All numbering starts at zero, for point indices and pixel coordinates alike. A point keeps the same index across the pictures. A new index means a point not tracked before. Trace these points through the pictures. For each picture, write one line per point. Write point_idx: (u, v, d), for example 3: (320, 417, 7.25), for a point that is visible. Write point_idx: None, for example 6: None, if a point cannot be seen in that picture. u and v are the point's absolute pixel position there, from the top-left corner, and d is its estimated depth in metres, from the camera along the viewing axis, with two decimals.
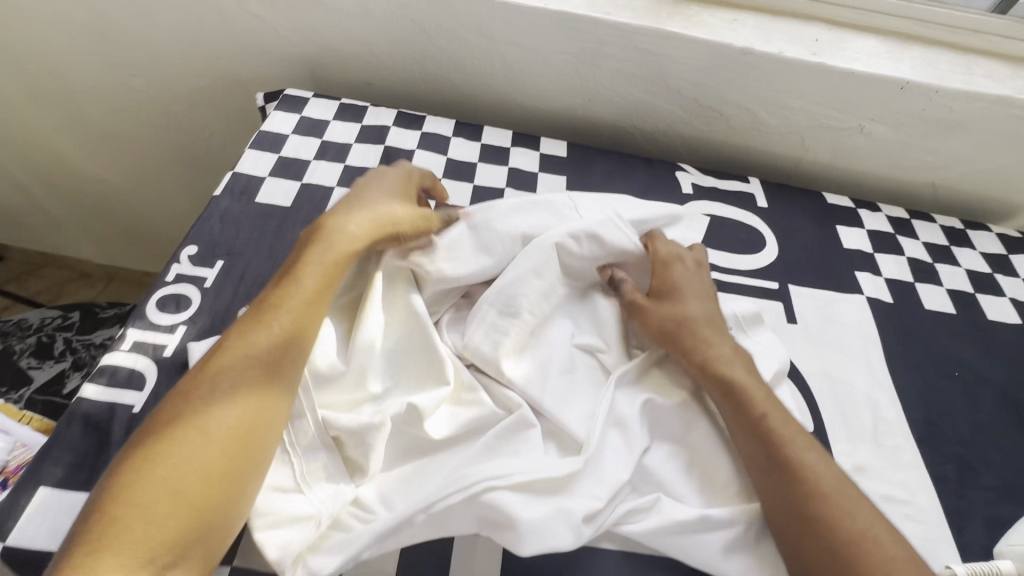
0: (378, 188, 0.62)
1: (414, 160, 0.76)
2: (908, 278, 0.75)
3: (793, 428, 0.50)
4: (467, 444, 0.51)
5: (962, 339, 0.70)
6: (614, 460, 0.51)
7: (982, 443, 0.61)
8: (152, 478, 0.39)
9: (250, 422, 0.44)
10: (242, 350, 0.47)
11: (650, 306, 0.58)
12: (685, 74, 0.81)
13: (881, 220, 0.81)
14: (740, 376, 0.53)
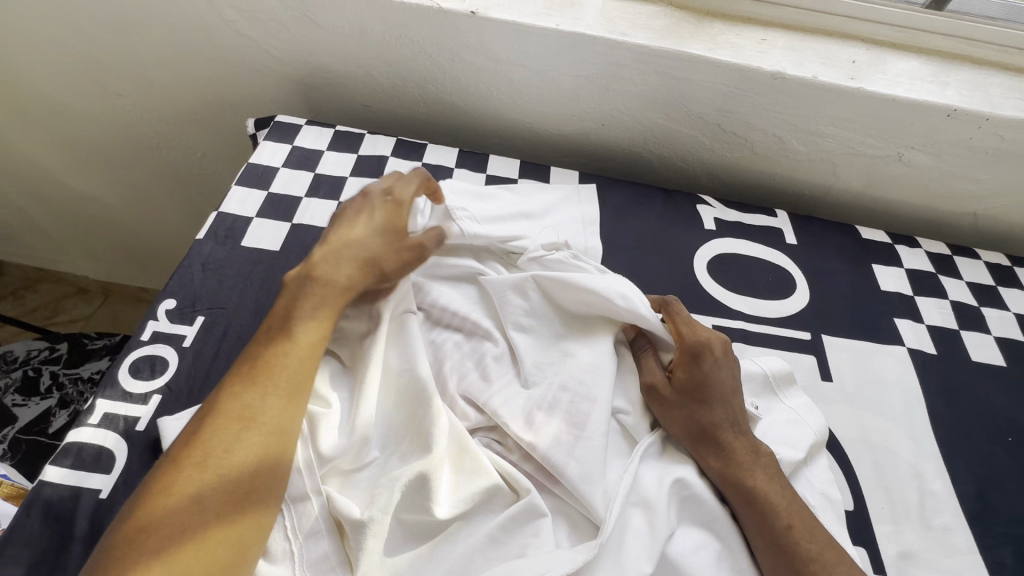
0: (357, 216, 0.58)
1: None
2: (953, 325, 0.69)
3: (820, 540, 0.46)
4: (471, 526, 0.46)
5: (1014, 396, 0.64)
6: (636, 548, 0.45)
7: None
8: (146, 553, 0.37)
9: (248, 488, 0.41)
10: (235, 410, 0.44)
11: (672, 400, 0.52)
12: (708, 99, 0.74)
13: (920, 258, 0.75)
14: (765, 485, 0.48)
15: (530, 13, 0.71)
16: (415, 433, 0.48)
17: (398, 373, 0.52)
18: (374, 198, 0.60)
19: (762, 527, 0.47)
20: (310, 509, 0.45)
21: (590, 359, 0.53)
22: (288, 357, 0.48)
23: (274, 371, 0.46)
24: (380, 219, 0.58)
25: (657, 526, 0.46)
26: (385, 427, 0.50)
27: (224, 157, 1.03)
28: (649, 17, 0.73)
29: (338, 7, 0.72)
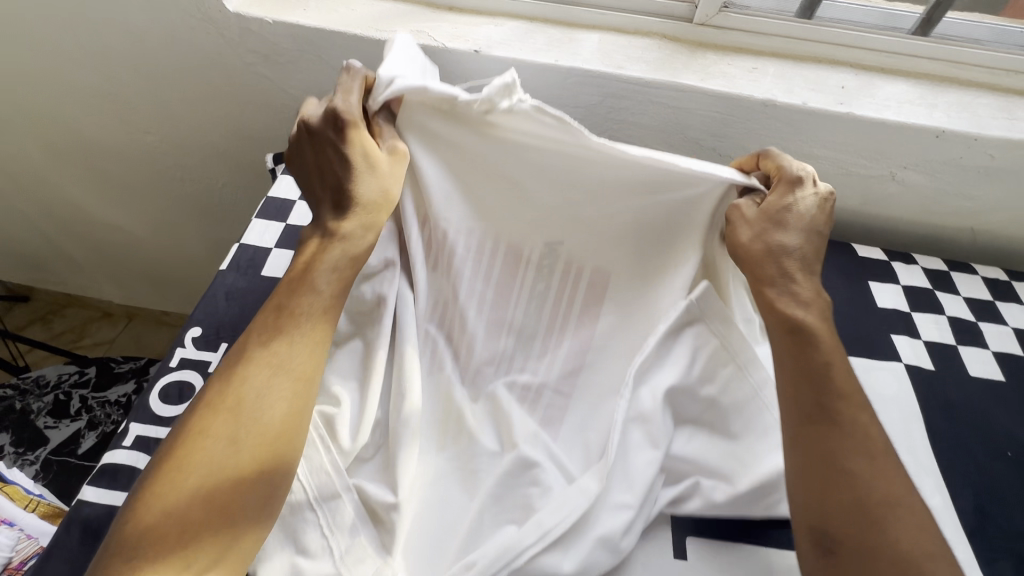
0: (331, 147, 0.56)
1: None
2: (950, 340, 0.70)
3: (852, 386, 0.51)
4: (480, 480, 0.53)
5: (1013, 410, 0.64)
6: (641, 458, 0.53)
7: None
8: (188, 485, 0.42)
9: (274, 432, 0.46)
10: (264, 362, 0.48)
11: (750, 222, 0.55)
12: (703, 126, 0.77)
13: (916, 274, 0.77)
14: (810, 321, 0.53)
15: (530, 50, 0.75)
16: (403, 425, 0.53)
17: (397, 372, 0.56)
18: (332, 119, 0.56)
19: (793, 338, 0.53)
20: (342, 505, 0.50)
21: (587, 280, 0.60)
22: (306, 313, 0.51)
23: (294, 325, 0.50)
24: (351, 146, 0.55)
25: (656, 435, 0.53)
26: (381, 424, 0.55)
27: (244, 186, 1.08)
28: (644, 50, 0.77)
29: (350, 49, 0.77)
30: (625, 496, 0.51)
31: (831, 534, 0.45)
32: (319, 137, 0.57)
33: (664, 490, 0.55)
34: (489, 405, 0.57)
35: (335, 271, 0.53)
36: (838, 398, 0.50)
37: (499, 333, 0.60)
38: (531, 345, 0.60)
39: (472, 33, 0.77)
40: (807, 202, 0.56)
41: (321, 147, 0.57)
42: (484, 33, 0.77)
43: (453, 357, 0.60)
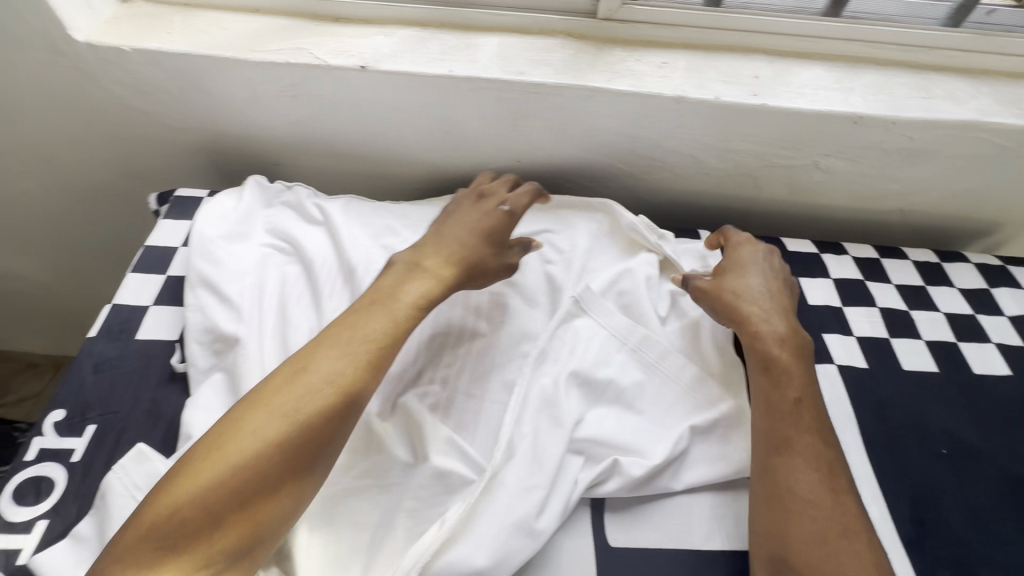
0: (469, 218, 0.64)
1: (311, 245, 0.67)
2: (882, 332, 0.68)
3: (809, 422, 0.54)
4: (382, 495, 0.51)
5: (948, 403, 0.62)
6: (549, 437, 0.54)
7: (981, 538, 0.53)
8: (213, 496, 0.41)
9: (301, 460, 0.44)
10: (308, 378, 0.47)
11: (718, 284, 0.64)
12: (617, 128, 0.73)
13: (847, 264, 0.74)
14: (784, 357, 0.58)
15: (422, 61, 0.69)
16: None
17: None
18: (495, 202, 0.67)
19: (766, 373, 0.57)
20: None
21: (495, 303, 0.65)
22: (367, 336, 0.51)
23: (351, 344, 0.50)
24: (495, 223, 0.64)
25: (562, 417, 0.55)
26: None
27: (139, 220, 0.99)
28: (547, 51, 0.71)
29: (223, 73, 0.69)
30: (533, 477, 0.51)
31: (789, 558, 0.47)
32: (472, 205, 0.67)
33: (583, 472, 0.54)
34: (402, 417, 0.55)
35: (411, 311, 0.55)
36: (795, 427, 0.53)
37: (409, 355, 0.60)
38: (440, 354, 0.60)
39: (359, 46, 0.70)
40: (754, 258, 0.67)
41: (466, 212, 0.66)
42: (371, 46, 0.70)
43: None
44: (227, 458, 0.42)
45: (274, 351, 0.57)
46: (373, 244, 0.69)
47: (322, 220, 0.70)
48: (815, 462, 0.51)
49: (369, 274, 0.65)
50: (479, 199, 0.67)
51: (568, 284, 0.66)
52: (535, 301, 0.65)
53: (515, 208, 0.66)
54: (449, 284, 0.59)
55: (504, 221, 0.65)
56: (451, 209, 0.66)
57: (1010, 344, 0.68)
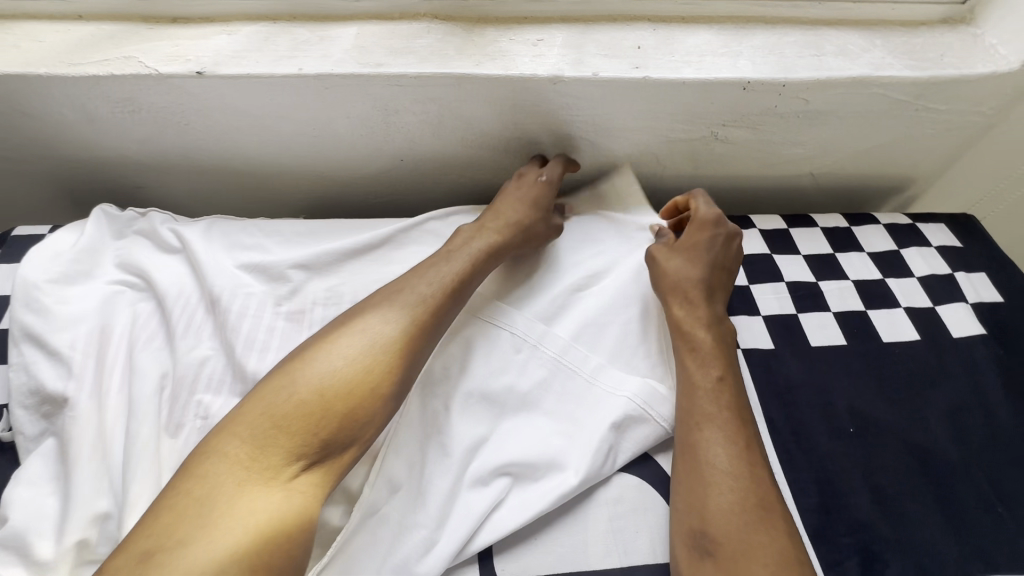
0: (516, 191, 0.66)
1: (167, 277, 0.61)
2: (790, 308, 0.65)
3: (727, 402, 0.52)
4: None
5: (855, 377, 0.60)
6: (435, 470, 0.50)
7: (887, 519, 0.51)
8: (279, 429, 0.43)
9: (393, 372, 0.47)
10: (396, 306, 0.51)
11: (665, 255, 0.61)
12: (498, 116, 0.67)
13: (754, 238, 0.71)
14: (710, 340, 0.56)
15: (268, 61, 0.62)
16: (125, 520, 0.45)
17: (120, 443, 0.49)
18: (532, 174, 0.68)
19: (692, 354, 0.55)
20: None
21: None
22: (448, 271, 0.55)
23: (433, 275, 0.54)
24: (536, 190, 0.66)
25: (448, 445, 0.51)
26: (112, 519, 0.45)
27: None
28: (411, 38, 0.65)
29: (43, 93, 0.61)
30: (415, 515, 0.47)
31: (710, 534, 0.45)
32: (515, 180, 0.68)
33: (478, 497, 0.49)
34: None
35: (474, 260, 0.57)
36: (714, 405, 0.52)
37: None
38: None
39: (196, 49, 0.63)
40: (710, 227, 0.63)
41: (512, 185, 0.67)
42: (211, 47, 0.63)
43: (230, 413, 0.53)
44: (296, 394, 0.44)
45: (117, 405, 0.51)
46: (242, 267, 0.62)
47: (179, 247, 0.63)
48: (733, 436, 0.50)
49: (236, 301, 0.59)
50: (519, 174, 0.69)
51: None
52: None
53: (553, 177, 0.68)
54: (506, 245, 0.60)
55: (546, 190, 0.67)
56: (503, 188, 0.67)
57: (918, 307, 0.66)
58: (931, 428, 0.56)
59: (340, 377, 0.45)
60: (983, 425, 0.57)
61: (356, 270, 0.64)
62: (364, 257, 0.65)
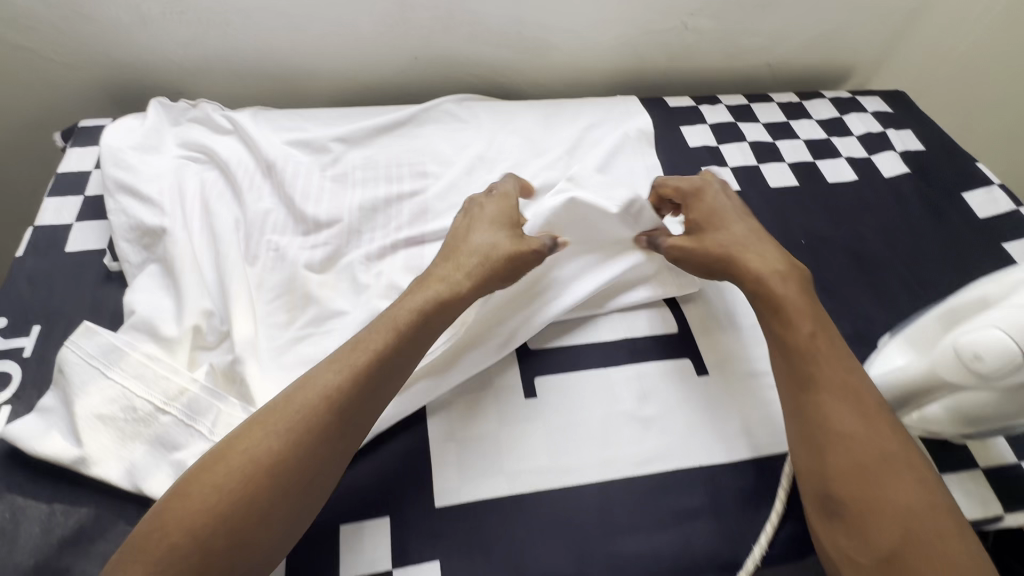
0: (474, 214, 0.59)
1: (226, 150, 0.71)
2: (752, 161, 0.78)
3: (836, 357, 0.50)
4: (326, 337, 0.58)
5: (807, 207, 0.73)
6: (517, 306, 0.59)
7: (832, 300, 0.65)
8: (186, 538, 0.39)
9: (317, 441, 0.44)
10: (333, 364, 0.47)
11: (699, 240, 0.58)
12: (499, 11, 0.78)
13: (721, 111, 0.83)
14: (788, 292, 0.53)
15: None
16: (228, 314, 0.56)
17: (211, 266, 0.59)
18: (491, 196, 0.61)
19: (770, 312, 0.53)
20: (188, 395, 0.51)
21: (412, 180, 0.72)
22: (390, 319, 0.50)
23: (376, 326, 0.50)
24: (491, 212, 0.59)
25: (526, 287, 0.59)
26: (215, 315, 0.56)
27: (30, 183, 0.93)
28: None
29: None
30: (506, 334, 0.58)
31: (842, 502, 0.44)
32: (463, 216, 0.60)
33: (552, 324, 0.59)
34: (343, 277, 0.62)
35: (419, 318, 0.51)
36: (797, 339, 0.50)
37: (336, 226, 0.65)
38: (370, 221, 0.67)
39: None
40: (719, 201, 0.61)
41: (466, 213, 0.60)
42: None
43: (297, 247, 0.63)
44: (208, 496, 0.40)
45: (204, 239, 0.61)
46: (288, 144, 0.73)
47: (231, 129, 0.73)
48: (856, 400, 0.47)
49: (288, 166, 0.69)
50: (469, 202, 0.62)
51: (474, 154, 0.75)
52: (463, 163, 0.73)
53: (502, 195, 0.61)
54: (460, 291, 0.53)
55: (506, 206, 0.60)
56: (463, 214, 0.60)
57: (858, 156, 0.79)
58: (867, 238, 0.70)
59: (257, 471, 0.41)
60: (908, 234, 0.71)
61: (384, 146, 0.75)
62: (391, 137, 0.76)
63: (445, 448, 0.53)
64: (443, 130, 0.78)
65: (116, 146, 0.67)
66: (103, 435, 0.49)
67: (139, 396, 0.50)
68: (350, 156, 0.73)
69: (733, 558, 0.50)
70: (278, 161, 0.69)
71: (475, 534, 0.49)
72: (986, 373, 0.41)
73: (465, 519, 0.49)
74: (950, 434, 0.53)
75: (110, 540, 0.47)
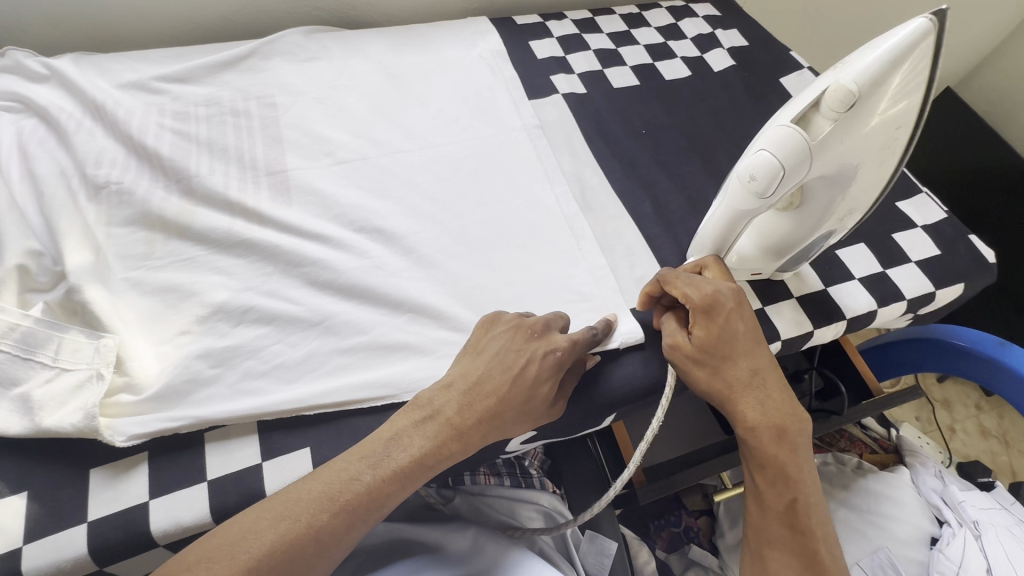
0: (511, 366, 0.49)
1: (43, 95, 0.66)
2: (597, 67, 0.82)
3: (814, 511, 0.48)
4: (174, 267, 0.56)
5: (648, 103, 0.79)
6: (396, 225, 0.62)
7: (670, 179, 0.71)
8: None
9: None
10: (340, 505, 0.43)
11: (699, 359, 0.51)
12: None
13: (567, 25, 0.87)
14: (780, 447, 0.49)
15: None
16: (59, 254, 0.53)
17: (35, 212, 0.56)
18: (545, 343, 0.50)
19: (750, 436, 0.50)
20: (23, 329, 0.48)
21: (259, 111, 0.70)
22: (397, 463, 0.45)
23: (369, 470, 0.44)
24: (534, 368, 0.48)
25: (414, 215, 0.63)
26: (45, 256, 0.53)
27: None
28: None
29: None
30: (384, 251, 0.60)
31: None
32: (520, 336, 0.50)
33: (425, 237, 0.61)
34: (194, 206, 0.61)
35: (409, 479, 0.45)
36: (779, 471, 0.49)
37: (177, 161, 0.63)
38: (216, 153, 0.65)
39: None
40: (734, 322, 0.51)
41: (511, 351, 0.49)
42: None
43: (134, 186, 0.60)
44: None
45: (22, 184, 0.58)
46: (116, 85, 0.68)
47: (48, 74, 0.68)
48: (809, 555, 0.47)
49: (114, 106, 0.65)
50: (535, 325, 0.51)
51: (323, 82, 0.74)
52: (312, 92, 0.73)
53: (566, 349, 0.50)
54: (457, 455, 0.47)
55: (552, 372, 0.49)
56: (507, 347, 0.50)
57: (691, 56, 0.86)
58: (700, 125, 0.77)
59: None
60: (735, 119, 0.78)
61: (228, 79, 0.73)
62: (234, 71, 0.73)
63: (310, 348, 0.53)
64: (290, 59, 0.76)
65: None
66: None
67: None
68: (187, 91, 0.70)
69: (590, 405, 0.55)
70: (106, 101, 0.65)
71: (346, 420, 0.51)
72: (761, 190, 0.48)
73: (334, 408, 0.51)
74: (768, 269, 0.61)
75: None
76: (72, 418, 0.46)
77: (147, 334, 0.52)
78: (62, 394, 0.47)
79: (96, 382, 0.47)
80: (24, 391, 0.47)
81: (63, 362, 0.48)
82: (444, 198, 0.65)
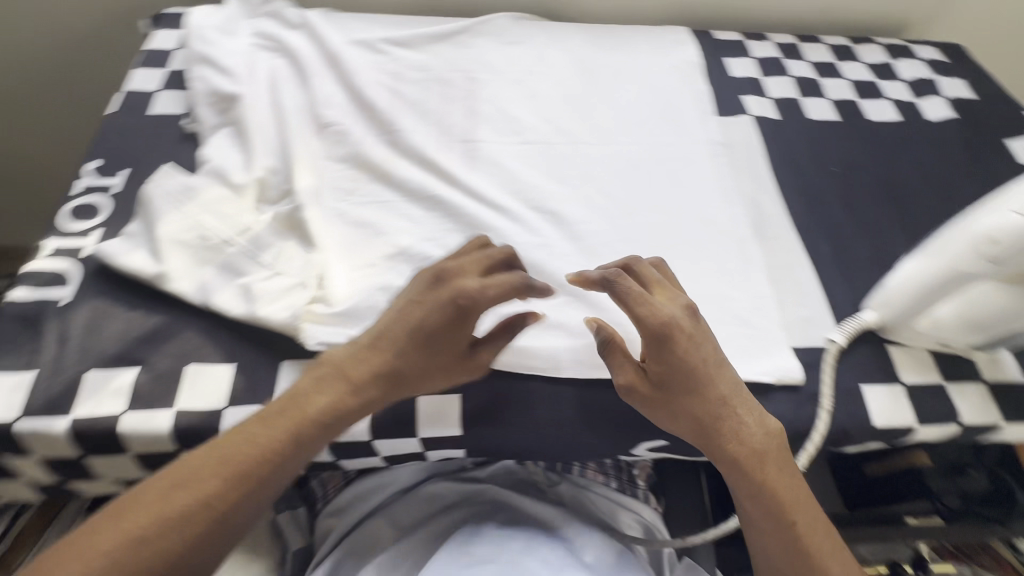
0: (441, 307, 0.46)
1: (294, 39, 0.76)
2: (793, 94, 0.79)
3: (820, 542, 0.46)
4: (371, 206, 0.63)
5: (845, 140, 0.74)
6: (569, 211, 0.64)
7: (856, 224, 0.66)
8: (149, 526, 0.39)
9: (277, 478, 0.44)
10: (314, 404, 0.45)
11: (662, 393, 0.47)
12: None
13: (768, 47, 0.85)
14: (775, 474, 0.46)
15: None
16: (289, 175, 0.62)
17: (274, 135, 0.65)
18: (447, 291, 0.47)
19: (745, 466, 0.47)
20: (256, 232, 0.57)
21: (461, 83, 0.76)
22: (349, 375, 0.46)
23: (332, 375, 0.46)
24: (446, 316, 0.46)
25: (586, 206, 0.65)
26: (277, 174, 0.62)
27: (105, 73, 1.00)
28: None
29: None
30: (552, 234, 0.62)
31: None
32: (460, 279, 0.48)
33: (594, 228, 0.63)
34: (393, 157, 0.67)
35: (374, 392, 0.46)
36: (777, 501, 0.46)
37: (388, 115, 0.70)
38: (420, 115, 0.71)
39: None
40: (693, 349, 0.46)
41: (499, 297, 0.46)
42: None
43: (351, 130, 0.68)
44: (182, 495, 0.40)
45: (268, 110, 0.67)
46: (349, 41, 0.77)
47: (299, 23, 0.78)
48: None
49: (347, 58, 0.74)
50: (460, 267, 0.48)
51: (521, 65, 0.78)
52: (509, 73, 0.77)
53: (504, 295, 0.46)
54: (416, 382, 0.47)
55: (457, 321, 0.46)
56: (427, 287, 0.47)
57: (903, 99, 0.79)
58: (901, 174, 0.71)
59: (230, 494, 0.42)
60: (943, 174, 0.71)
61: (439, 50, 0.79)
62: (445, 44, 0.80)
63: None
64: (495, 40, 0.81)
65: (200, 24, 0.74)
66: (178, 255, 0.55)
67: (212, 227, 0.57)
68: (404, 55, 0.78)
69: None
70: (341, 53, 0.74)
71: (493, 380, 0.54)
72: (999, 256, 0.47)
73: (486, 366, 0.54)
74: (958, 344, 0.55)
75: (177, 343, 0.53)
76: (280, 315, 0.53)
77: (342, 258, 0.59)
78: (276, 293, 0.54)
79: (301, 290, 0.55)
80: (247, 282, 0.55)
81: (280, 267, 0.56)
82: (617, 195, 0.66)
